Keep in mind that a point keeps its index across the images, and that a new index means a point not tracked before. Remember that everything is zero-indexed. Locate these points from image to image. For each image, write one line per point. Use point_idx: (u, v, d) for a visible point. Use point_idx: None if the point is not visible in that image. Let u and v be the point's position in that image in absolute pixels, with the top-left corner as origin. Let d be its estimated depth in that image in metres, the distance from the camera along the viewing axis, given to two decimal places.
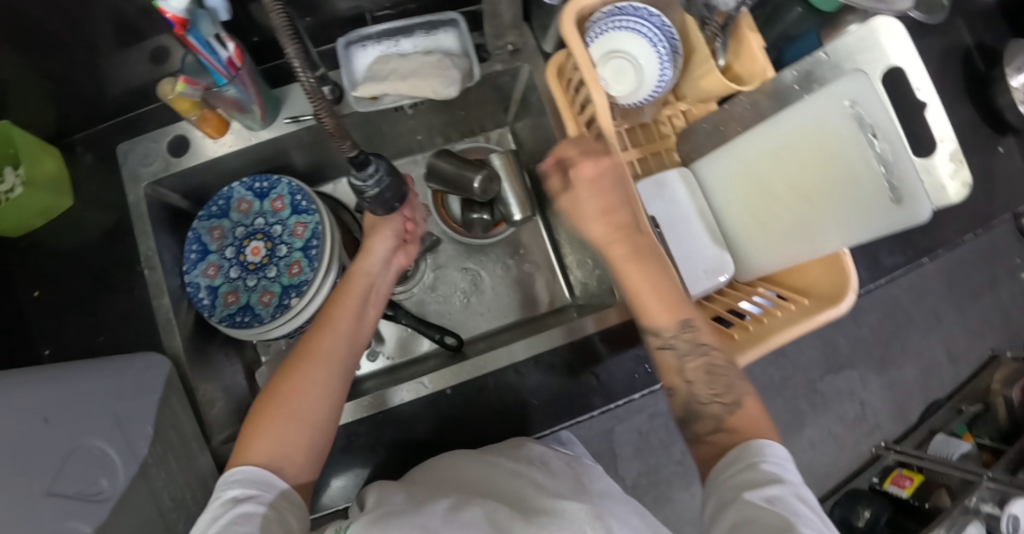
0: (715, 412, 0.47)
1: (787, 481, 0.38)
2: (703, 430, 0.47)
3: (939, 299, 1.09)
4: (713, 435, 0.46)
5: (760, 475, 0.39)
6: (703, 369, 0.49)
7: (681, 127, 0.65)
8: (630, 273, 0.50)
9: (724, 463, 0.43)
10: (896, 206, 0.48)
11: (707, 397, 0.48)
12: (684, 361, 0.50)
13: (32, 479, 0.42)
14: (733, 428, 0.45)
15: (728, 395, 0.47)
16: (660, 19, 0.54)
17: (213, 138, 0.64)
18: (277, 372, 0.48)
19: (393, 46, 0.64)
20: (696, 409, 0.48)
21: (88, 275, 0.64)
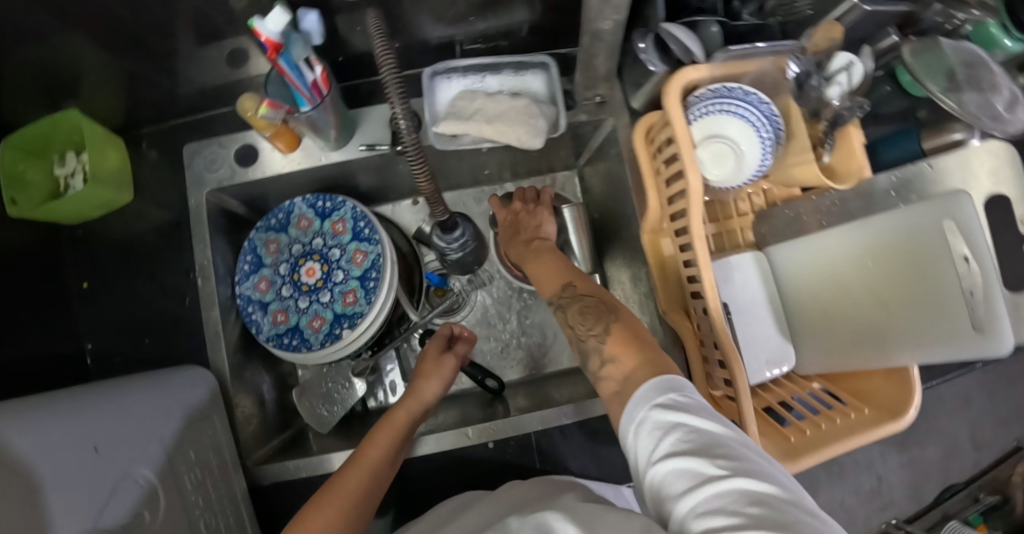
0: (595, 346, 0.45)
1: (687, 407, 0.35)
2: (595, 370, 0.44)
3: (972, 385, 1.08)
4: (602, 374, 0.43)
5: (660, 415, 0.36)
6: (580, 311, 0.47)
7: (760, 207, 0.63)
8: (536, 264, 0.55)
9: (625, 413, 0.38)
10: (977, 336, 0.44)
11: (586, 335, 0.45)
12: (565, 311, 0.48)
13: (84, 509, 0.40)
14: (613, 360, 0.43)
15: (602, 327, 0.45)
16: (771, 107, 0.53)
17: (283, 152, 0.62)
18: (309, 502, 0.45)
19: (479, 82, 0.62)
20: (585, 352, 0.46)
21: (140, 272, 0.63)
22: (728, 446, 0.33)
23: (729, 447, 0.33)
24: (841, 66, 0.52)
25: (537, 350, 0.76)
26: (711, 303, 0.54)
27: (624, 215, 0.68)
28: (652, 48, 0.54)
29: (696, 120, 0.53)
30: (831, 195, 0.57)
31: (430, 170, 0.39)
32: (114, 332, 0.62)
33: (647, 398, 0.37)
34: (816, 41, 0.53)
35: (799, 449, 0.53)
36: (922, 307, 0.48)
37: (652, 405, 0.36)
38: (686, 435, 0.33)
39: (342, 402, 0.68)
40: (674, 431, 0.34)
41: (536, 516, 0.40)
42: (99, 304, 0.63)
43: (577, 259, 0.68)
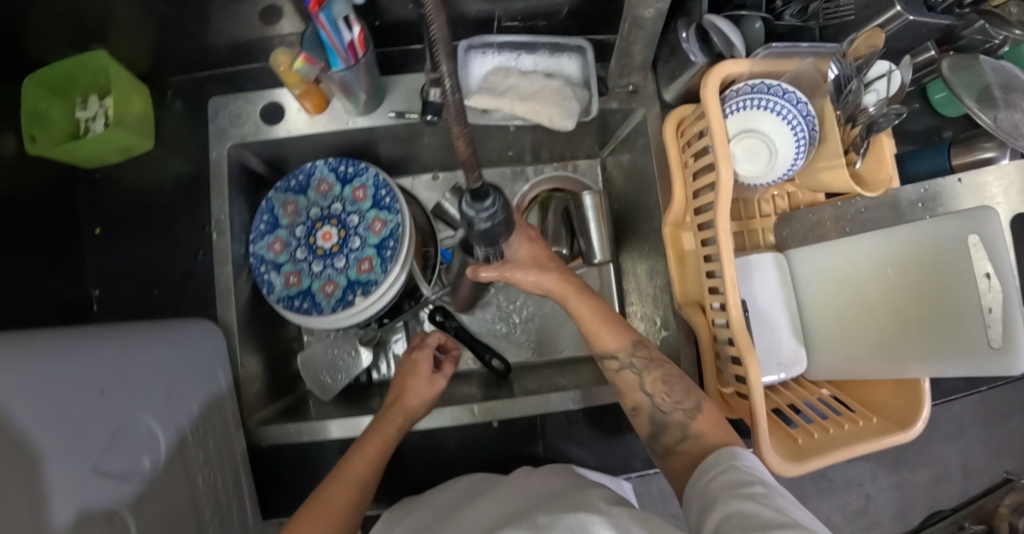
0: (679, 419, 0.53)
1: (761, 476, 0.44)
2: (670, 441, 0.54)
3: (966, 413, 1.10)
4: (681, 444, 0.53)
5: (734, 475, 0.45)
6: (659, 380, 0.56)
7: (784, 210, 0.63)
8: (579, 305, 0.58)
9: (701, 471, 0.49)
10: (993, 352, 0.45)
11: (669, 407, 0.54)
12: (642, 375, 0.56)
13: (86, 449, 0.39)
14: (698, 434, 0.52)
15: (687, 402, 0.54)
16: (808, 107, 0.52)
17: (309, 113, 0.61)
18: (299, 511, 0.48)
19: (513, 60, 0.62)
20: (661, 421, 0.54)
21: (153, 223, 0.62)
22: (788, 507, 0.40)
23: (787, 506, 0.40)
24: (880, 74, 0.52)
25: (545, 336, 0.76)
26: (731, 300, 0.53)
27: (646, 208, 0.68)
28: (693, 38, 0.54)
29: (732, 114, 0.53)
30: (857, 203, 0.56)
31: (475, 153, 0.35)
32: (123, 280, 0.61)
33: (723, 462, 0.47)
34: (857, 47, 0.52)
35: (807, 451, 0.53)
36: (941, 323, 0.49)
37: (730, 466, 0.46)
38: (752, 490, 0.42)
39: (346, 370, 0.69)
40: (745, 487, 0.43)
41: (569, 516, 0.39)
42: (109, 250, 0.62)
43: (595, 248, 0.68)
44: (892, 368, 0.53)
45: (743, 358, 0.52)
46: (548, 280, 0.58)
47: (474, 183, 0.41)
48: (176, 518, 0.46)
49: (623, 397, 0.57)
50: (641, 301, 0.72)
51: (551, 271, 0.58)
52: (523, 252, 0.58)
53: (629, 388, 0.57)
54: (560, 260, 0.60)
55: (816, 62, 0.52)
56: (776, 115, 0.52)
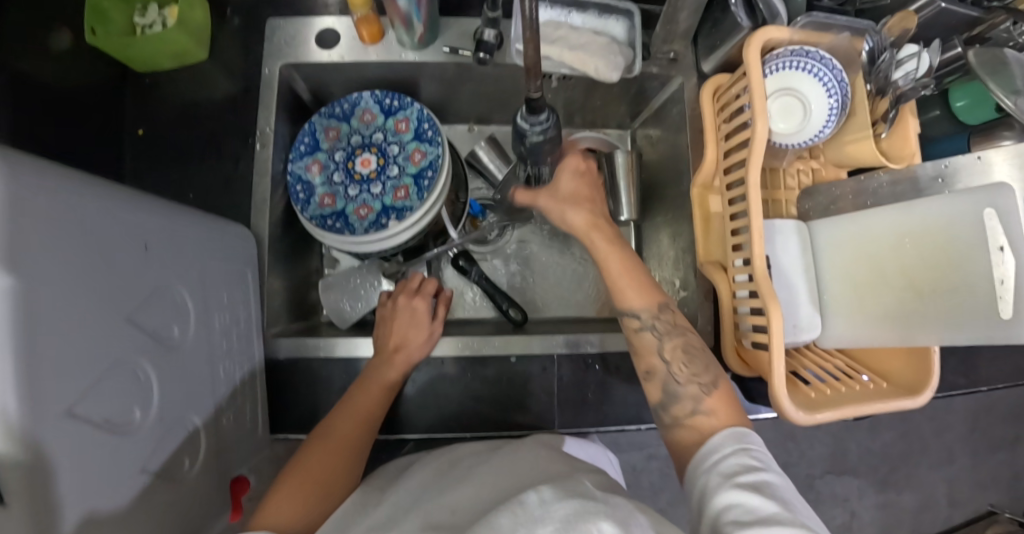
0: (693, 392, 0.51)
1: (765, 463, 0.43)
2: (680, 413, 0.51)
3: (958, 439, 1.10)
4: (691, 418, 0.50)
5: (738, 462, 0.43)
6: (679, 347, 0.53)
7: (807, 184, 0.65)
8: (608, 255, 0.57)
9: (700, 454, 0.47)
10: (999, 320, 0.46)
11: (685, 378, 0.52)
12: (663, 339, 0.53)
13: (124, 297, 0.39)
14: (711, 411, 0.50)
15: (705, 376, 0.52)
16: (843, 74, 0.57)
17: (365, 43, 0.64)
18: (305, 448, 0.51)
19: (563, 17, 0.64)
20: (674, 391, 0.52)
21: (199, 132, 0.65)
22: (791, 502, 0.39)
23: (791, 502, 0.39)
24: (910, 55, 0.55)
25: (562, 295, 0.77)
26: (757, 251, 0.54)
27: (675, 174, 0.71)
28: (741, 5, 0.58)
29: (772, 73, 0.59)
30: (880, 179, 0.58)
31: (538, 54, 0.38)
32: (162, 184, 0.63)
33: (728, 444, 0.45)
34: (891, 27, 0.55)
35: (820, 404, 0.55)
36: (951, 293, 0.50)
37: (735, 451, 0.44)
38: (757, 481, 0.41)
39: (366, 299, 0.70)
40: (748, 475, 0.41)
41: (565, 507, 0.32)
42: (149, 153, 0.64)
43: (624, 209, 0.72)
44: (902, 336, 0.54)
45: (767, 308, 0.53)
46: (581, 217, 0.58)
47: (534, 91, 0.42)
48: (192, 396, 0.46)
49: (639, 357, 0.55)
50: (665, 265, 0.75)
51: (585, 210, 0.59)
52: (568, 184, 0.60)
53: (646, 350, 0.54)
54: (595, 207, 0.60)
55: (853, 37, 0.57)
56: (813, 77, 0.57)
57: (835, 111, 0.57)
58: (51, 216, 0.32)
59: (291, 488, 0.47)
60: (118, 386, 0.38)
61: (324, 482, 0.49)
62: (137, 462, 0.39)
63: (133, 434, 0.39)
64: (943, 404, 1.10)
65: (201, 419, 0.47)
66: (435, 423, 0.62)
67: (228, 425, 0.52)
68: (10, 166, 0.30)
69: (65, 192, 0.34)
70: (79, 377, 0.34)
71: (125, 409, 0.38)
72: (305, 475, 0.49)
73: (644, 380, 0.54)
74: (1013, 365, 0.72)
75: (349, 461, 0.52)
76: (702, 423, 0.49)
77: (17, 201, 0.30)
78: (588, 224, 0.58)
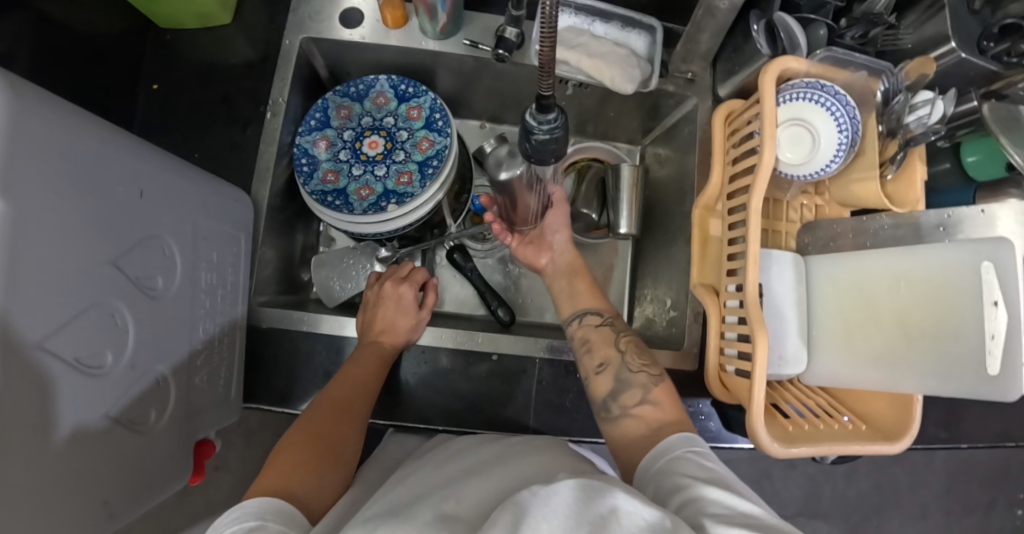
0: (642, 380, 0.53)
1: (715, 463, 0.42)
2: (628, 401, 0.52)
3: (933, 497, 1.08)
4: (637, 407, 0.51)
5: (690, 462, 0.42)
6: (632, 344, 0.57)
7: (809, 219, 0.65)
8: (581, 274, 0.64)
9: (650, 459, 0.45)
10: (986, 375, 0.46)
11: (636, 368, 0.54)
12: (620, 333, 0.57)
13: (113, 241, 0.39)
14: (655, 401, 0.51)
15: (654, 369, 0.54)
16: (856, 111, 0.57)
17: (388, 27, 0.64)
18: (293, 430, 0.49)
19: (587, 24, 0.65)
20: (625, 379, 0.53)
21: (213, 93, 0.65)
22: (747, 493, 0.38)
23: (748, 493, 0.38)
24: (925, 101, 0.54)
25: (552, 301, 0.77)
26: (750, 277, 0.54)
27: (679, 194, 0.71)
28: (762, 32, 0.58)
29: (784, 103, 0.59)
30: (882, 221, 0.58)
31: (555, 44, 0.37)
32: (169, 139, 0.64)
33: (677, 448, 0.44)
34: (909, 72, 0.56)
35: (796, 438, 0.55)
36: (940, 341, 0.50)
37: (684, 453, 0.43)
38: (716, 478, 0.39)
39: (356, 282, 0.71)
40: (707, 474, 0.40)
41: (562, 497, 0.31)
42: (160, 107, 0.65)
43: (624, 221, 0.71)
44: (886, 380, 0.54)
45: (752, 334, 0.52)
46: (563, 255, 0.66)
47: (544, 90, 0.42)
48: (168, 351, 0.46)
49: (593, 351, 0.56)
50: (659, 283, 0.74)
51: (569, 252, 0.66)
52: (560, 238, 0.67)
53: (602, 344, 0.56)
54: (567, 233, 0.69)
55: (869, 76, 0.58)
56: (825, 110, 0.58)
57: (844, 147, 0.58)
58: (48, 148, 0.32)
59: (289, 457, 0.46)
60: (94, 327, 0.37)
61: (325, 452, 0.48)
62: (102, 407, 0.39)
63: (102, 378, 0.38)
64: (922, 460, 1.08)
65: (173, 374, 0.47)
66: (407, 410, 0.61)
67: (201, 385, 0.52)
68: (15, 93, 0.30)
69: (67, 126, 0.34)
70: (58, 310, 0.34)
71: (97, 351, 0.38)
72: (301, 449, 0.47)
73: (595, 374, 0.54)
74: (993, 425, 0.72)
75: (345, 433, 0.50)
76: (647, 412, 0.50)
77: (16, 127, 0.30)
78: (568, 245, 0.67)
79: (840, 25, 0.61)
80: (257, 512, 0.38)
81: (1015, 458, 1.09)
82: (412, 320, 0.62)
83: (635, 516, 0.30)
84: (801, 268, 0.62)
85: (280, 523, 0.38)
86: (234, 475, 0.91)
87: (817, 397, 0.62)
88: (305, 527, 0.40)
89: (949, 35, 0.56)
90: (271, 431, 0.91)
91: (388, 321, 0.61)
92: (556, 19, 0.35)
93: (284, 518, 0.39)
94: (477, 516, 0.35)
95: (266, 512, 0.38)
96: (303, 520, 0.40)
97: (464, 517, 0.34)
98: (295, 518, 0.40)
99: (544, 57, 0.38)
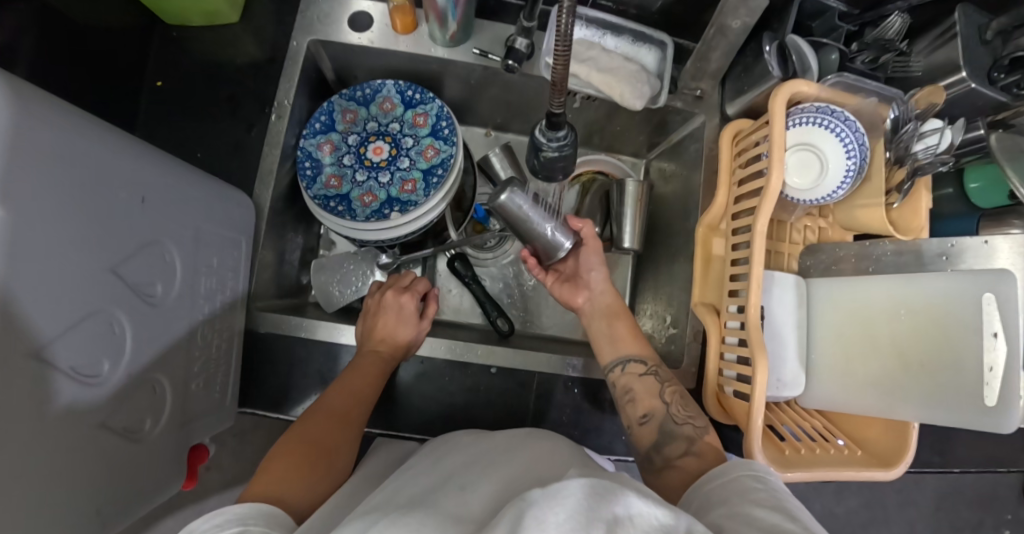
0: (687, 433, 0.52)
1: (772, 485, 0.41)
2: (671, 453, 0.52)
3: (920, 517, 1.09)
4: (681, 458, 0.51)
5: (747, 484, 0.41)
6: (676, 394, 0.56)
7: (812, 241, 0.65)
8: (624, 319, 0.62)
9: (707, 480, 0.45)
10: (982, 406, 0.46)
11: (681, 420, 0.53)
12: (666, 384, 0.56)
13: (114, 247, 0.38)
14: (700, 452, 0.51)
15: (699, 418, 0.54)
16: (865, 137, 0.57)
17: (397, 32, 0.63)
18: (284, 437, 0.49)
19: (597, 37, 0.64)
20: (669, 431, 0.53)
21: (218, 92, 0.64)
22: (801, 515, 0.37)
23: (803, 515, 0.37)
24: (934, 129, 0.55)
25: (551, 311, 0.77)
26: (752, 300, 0.53)
27: (684, 211, 0.71)
28: (774, 54, 0.58)
29: (794, 126, 0.60)
30: (884, 247, 0.58)
31: (569, 57, 0.37)
32: (172, 137, 0.63)
33: (734, 470, 0.43)
34: (918, 100, 0.56)
35: (792, 462, 0.55)
36: (940, 372, 0.50)
37: (740, 475, 0.42)
38: (771, 497, 0.39)
39: (356, 288, 0.70)
40: (762, 493, 0.39)
41: (572, 493, 0.29)
42: (163, 104, 0.64)
43: (627, 236, 0.71)
44: (883, 408, 0.54)
45: (752, 358, 0.52)
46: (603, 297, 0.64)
47: (555, 107, 0.42)
48: (166, 355, 0.46)
49: (636, 402, 0.56)
50: (660, 299, 0.74)
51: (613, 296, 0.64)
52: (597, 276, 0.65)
53: (648, 394, 0.55)
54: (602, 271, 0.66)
55: (879, 103, 0.58)
56: (832, 134, 0.58)
57: (851, 173, 0.58)
58: (47, 155, 0.32)
59: (282, 463, 0.45)
60: (92, 336, 0.37)
61: (320, 458, 0.47)
62: (97, 417, 0.38)
63: (99, 386, 0.38)
64: (911, 480, 1.09)
65: (169, 379, 0.46)
66: (403, 421, 0.61)
67: (197, 392, 0.51)
68: (15, 99, 0.29)
69: (68, 131, 0.33)
70: (58, 317, 0.34)
71: (95, 360, 0.37)
72: (298, 453, 0.46)
73: (638, 425, 0.54)
74: (984, 452, 0.72)
75: (341, 441, 0.50)
76: (691, 463, 0.50)
77: (16, 134, 0.29)
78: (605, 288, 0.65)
79: (851, 49, 0.61)
80: (240, 517, 0.36)
81: (1002, 481, 1.10)
82: (417, 333, 0.62)
83: (646, 515, 0.30)
84: (803, 290, 0.62)
85: (262, 527, 0.36)
86: (226, 474, 0.90)
87: (813, 420, 0.62)
88: (289, 526, 0.39)
89: (959, 65, 0.56)
90: (264, 431, 0.90)
91: (393, 336, 0.60)
92: (571, 32, 0.35)
93: (266, 521, 0.37)
94: (484, 515, 0.33)
95: (249, 516, 0.37)
96: (286, 520, 0.39)
97: (473, 517, 0.33)
98: (278, 519, 0.39)
99: (557, 74, 0.39)
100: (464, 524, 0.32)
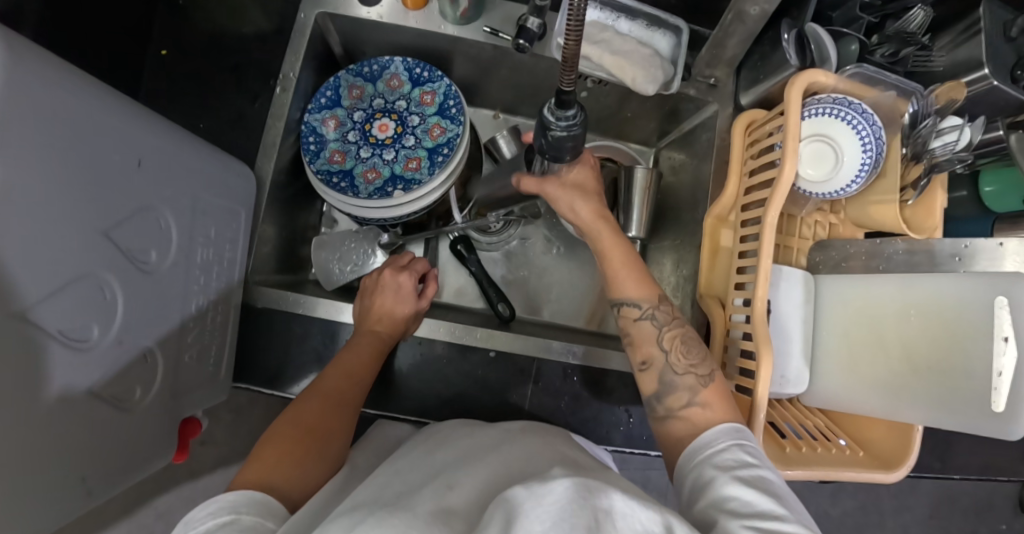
0: (689, 382, 0.48)
1: (759, 460, 0.41)
2: (674, 403, 0.48)
3: (915, 521, 1.08)
4: (685, 410, 0.47)
5: (734, 457, 0.41)
6: (678, 338, 0.51)
7: (823, 237, 0.63)
8: (613, 249, 0.54)
9: (691, 448, 0.44)
10: (989, 410, 0.45)
11: (682, 368, 0.49)
12: (662, 329, 0.51)
13: (107, 210, 0.37)
14: (707, 413, 0.46)
15: (702, 367, 0.49)
16: (882, 132, 0.56)
17: (407, 7, 0.62)
18: (275, 422, 0.47)
19: (611, 20, 0.63)
20: (670, 381, 0.49)
21: (224, 61, 0.63)
22: (788, 500, 0.37)
23: (787, 499, 0.37)
24: (953, 127, 0.53)
25: (552, 298, 0.76)
26: (759, 293, 0.52)
27: (693, 202, 0.70)
28: (792, 42, 0.58)
29: (809, 117, 0.59)
30: (896, 245, 0.55)
31: (582, 39, 0.31)
32: (175, 105, 0.62)
33: (722, 440, 0.43)
34: (939, 95, 0.54)
35: (793, 460, 0.54)
36: (947, 376, 0.48)
37: (727, 450, 0.42)
38: (756, 478, 0.38)
39: (356, 266, 0.70)
40: (747, 471, 0.39)
41: (557, 496, 0.28)
42: (167, 71, 0.63)
43: (632, 225, 0.71)
44: (887, 407, 0.52)
45: (757, 353, 0.51)
46: (589, 208, 0.55)
47: (565, 87, 0.39)
48: (155, 325, 0.44)
49: (636, 346, 0.52)
50: (664, 290, 0.74)
51: (594, 201, 0.56)
52: (578, 174, 0.56)
53: (643, 341, 0.51)
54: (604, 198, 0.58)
55: (898, 96, 0.56)
56: (849, 127, 0.57)
57: (867, 167, 0.57)
58: (42, 111, 0.30)
59: (273, 448, 0.43)
60: (81, 300, 0.36)
61: (308, 442, 0.45)
62: (86, 385, 0.37)
63: (89, 351, 0.37)
64: (908, 484, 1.08)
65: (161, 350, 0.45)
66: (398, 403, 0.60)
67: (189, 364, 0.50)
68: (14, 56, 0.28)
69: (64, 86, 0.32)
70: (47, 278, 0.33)
71: (85, 324, 0.36)
72: (288, 437, 0.45)
73: (639, 371, 0.51)
74: (987, 461, 0.71)
75: (335, 423, 0.48)
76: (701, 420, 0.46)
77: (14, 91, 0.28)
78: (597, 215, 0.56)
79: (871, 41, 0.59)
80: (232, 505, 0.35)
81: (1000, 490, 1.09)
82: (411, 312, 0.61)
83: (631, 519, 0.29)
84: (812, 288, 0.59)
85: (255, 516, 0.36)
86: (221, 449, 0.90)
87: (815, 418, 0.61)
88: (284, 517, 0.38)
89: (983, 61, 0.55)
90: (261, 408, 0.90)
91: (388, 308, 0.60)
92: (584, 13, 0.30)
93: (261, 510, 0.36)
94: (474, 512, 0.32)
95: (241, 504, 0.36)
96: (282, 510, 0.38)
97: (461, 514, 0.31)
98: (272, 509, 0.37)
99: (568, 52, 0.33)
100: (454, 517, 0.31)
